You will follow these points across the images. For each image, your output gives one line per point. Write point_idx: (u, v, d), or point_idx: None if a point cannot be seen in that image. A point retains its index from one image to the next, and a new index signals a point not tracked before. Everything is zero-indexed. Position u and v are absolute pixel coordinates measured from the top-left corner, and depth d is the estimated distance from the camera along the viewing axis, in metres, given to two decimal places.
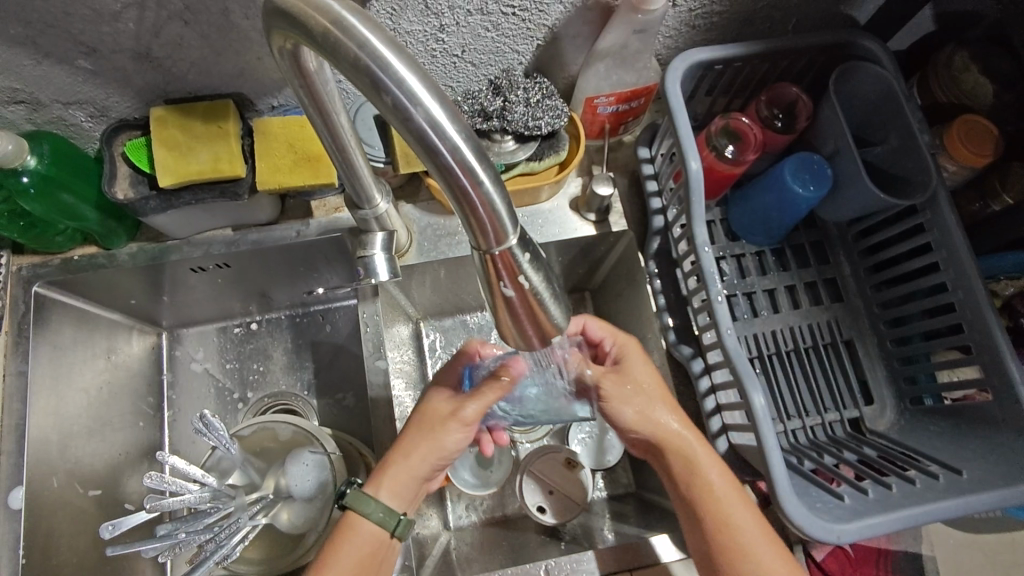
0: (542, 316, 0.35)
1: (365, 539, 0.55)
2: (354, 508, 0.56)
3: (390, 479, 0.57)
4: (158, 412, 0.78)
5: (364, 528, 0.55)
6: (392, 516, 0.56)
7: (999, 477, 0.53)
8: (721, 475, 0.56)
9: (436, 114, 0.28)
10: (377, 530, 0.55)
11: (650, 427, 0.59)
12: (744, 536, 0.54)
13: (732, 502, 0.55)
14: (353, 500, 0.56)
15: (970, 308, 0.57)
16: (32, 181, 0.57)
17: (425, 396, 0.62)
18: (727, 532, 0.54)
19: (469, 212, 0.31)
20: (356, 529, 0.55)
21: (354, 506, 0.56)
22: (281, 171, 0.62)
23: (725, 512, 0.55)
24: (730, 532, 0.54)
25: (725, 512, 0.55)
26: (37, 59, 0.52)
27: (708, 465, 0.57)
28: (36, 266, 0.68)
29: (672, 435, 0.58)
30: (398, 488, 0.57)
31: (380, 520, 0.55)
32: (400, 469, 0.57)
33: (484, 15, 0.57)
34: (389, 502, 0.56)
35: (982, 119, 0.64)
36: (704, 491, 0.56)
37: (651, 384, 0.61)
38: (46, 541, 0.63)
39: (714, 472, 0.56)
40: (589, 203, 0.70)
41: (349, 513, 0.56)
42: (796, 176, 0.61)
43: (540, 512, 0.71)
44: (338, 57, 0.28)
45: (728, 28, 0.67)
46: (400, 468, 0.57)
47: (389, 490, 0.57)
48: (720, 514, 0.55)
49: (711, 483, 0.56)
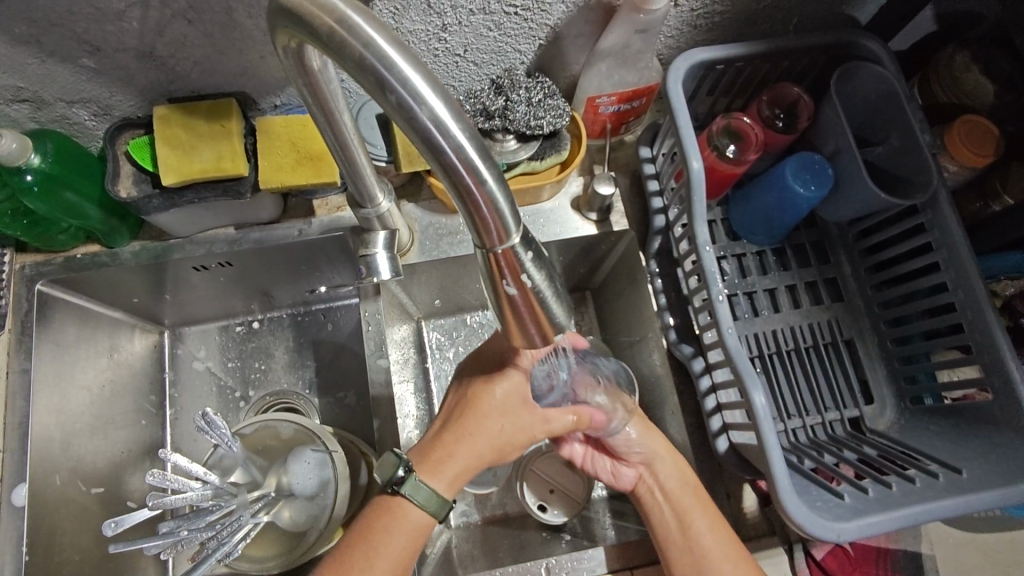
0: (543, 314, 0.35)
1: (412, 527, 0.54)
2: (413, 498, 0.54)
3: (454, 474, 0.55)
4: (161, 410, 0.79)
5: (416, 517, 0.54)
6: (443, 508, 0.55)
7: (998, 476, 0.53)
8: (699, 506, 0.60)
9: (439, 113, 0.28)
10: (427, 519, 0.54)
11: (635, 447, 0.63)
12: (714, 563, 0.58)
13: (707, 531, 0.59)
14: (411, 488, 0.54)
15: (970, 308, 0.57)
16: (36, 180, 0.58)
17: (501, 381, 0.57)
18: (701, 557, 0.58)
19: (473, 210, 0.31)
20: (405, 516, 0.54)
21: (409, 494, 0.54)
22: (283, 170, 0.62)
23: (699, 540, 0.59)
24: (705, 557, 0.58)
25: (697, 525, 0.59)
26: (41, 58, 0.52)
27: (689, 496, 0.61)
28: (39, 264, 0.68)
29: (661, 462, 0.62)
30: (458, 483, 0.55)
31: (433, 512, 0.54)
32: (467, 468, 0.55)
33: (486, 15, 0.57)
34: (448, 496, 0.55)
35: (983, 119, 0.64)
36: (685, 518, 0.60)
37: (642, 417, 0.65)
38: (49, 539, 0.63)
39: (694, 503, 0.60)
40: (590, 202, 0.71)
41: (399, 499, 0.54)
42: (798, 176, 0.61)
43: (540, 510, 0.71)
44: (342, 56, 0.28)
45: (730, 28, 0.67)
46: (467, 467, 0.55)
47: (451, 486, 0.55)
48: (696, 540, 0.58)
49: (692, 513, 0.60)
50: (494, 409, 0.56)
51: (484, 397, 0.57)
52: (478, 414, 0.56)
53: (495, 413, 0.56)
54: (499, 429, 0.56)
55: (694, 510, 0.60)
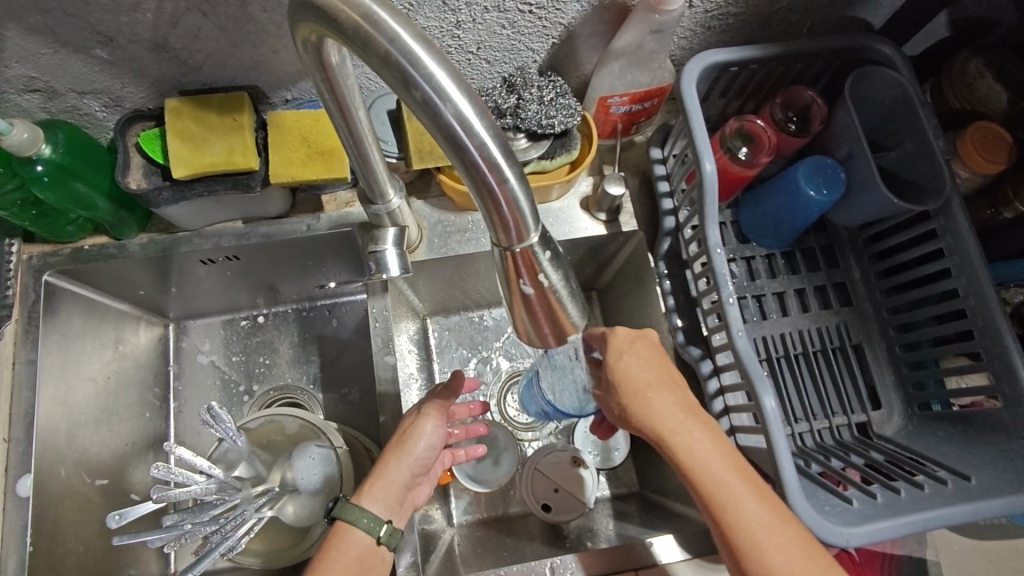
0: (560, 314, 0.35)
1: (356, 545, 0.55)
2: (341, 517, 0.56)
3: (373, 487, 0.57)
4: (164, 403, 0.79)
5: (354, 538, 0.55)
6: (379, 524, 0.56)
7: (1009, 484, 0.53)
8: (728, 470, 0.51)
9: (464, 110, 0.28)
10: (363, 536, 0.55)
11: (646, 419, 0.54)
12: (762, 536, 0.48)
13: (743, 497, 0.50)
14: (341, 510, 0.56)
15: (981, 316, 0.57)
16: (46, 170, 0.57)
17: (405, 415, 0.64)
18: (737, 532, 0.49)
19: (493, 209, 0.31)
20: (349, 539, 0.55)
21: (345, 517, 0.56)
22: (294, 165, 0.62)
23: (737, 509, 0.49)
24: (743, 531, 0.49)
25: (734, 506, 0.49)
26: (55, 48, 0.52)
27: (712, 462, 0.51)
28: (46, 254, 0.68)
29: (672, 424, 0.53)
30: (378, 492, 0.57)
31: (367, 527, 0.55)
32: (376, 474, 0.58)
33: (501, 12, 0.57)
34: (375, 509, 0.56)
35: (996, 125, 0.64)
36: (710, 480, 0.51)
37: (645, 375, 0.56)
38: (52, 530, 0.63)
39: (718, 468, 0.51)
40: (600, 203, 0.71)
41: (339, 524, 0.56)
42: (810, 179, 0.61)
43: (545, 510, 0.72)
44: (369, 52, 0.28)
45: (744, 29, 0.67)
46: (376, 474, 0.58)
47: (372, 497, 0.57)
48: (725, 512, 0.50)
49: (715, 479, 0.51)
50: (396, 431, 0.62)
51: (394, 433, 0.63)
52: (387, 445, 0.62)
53: (401, 433, 0.61)
54: (396, 437, 0.61)
55: (717, 476, 0.51)
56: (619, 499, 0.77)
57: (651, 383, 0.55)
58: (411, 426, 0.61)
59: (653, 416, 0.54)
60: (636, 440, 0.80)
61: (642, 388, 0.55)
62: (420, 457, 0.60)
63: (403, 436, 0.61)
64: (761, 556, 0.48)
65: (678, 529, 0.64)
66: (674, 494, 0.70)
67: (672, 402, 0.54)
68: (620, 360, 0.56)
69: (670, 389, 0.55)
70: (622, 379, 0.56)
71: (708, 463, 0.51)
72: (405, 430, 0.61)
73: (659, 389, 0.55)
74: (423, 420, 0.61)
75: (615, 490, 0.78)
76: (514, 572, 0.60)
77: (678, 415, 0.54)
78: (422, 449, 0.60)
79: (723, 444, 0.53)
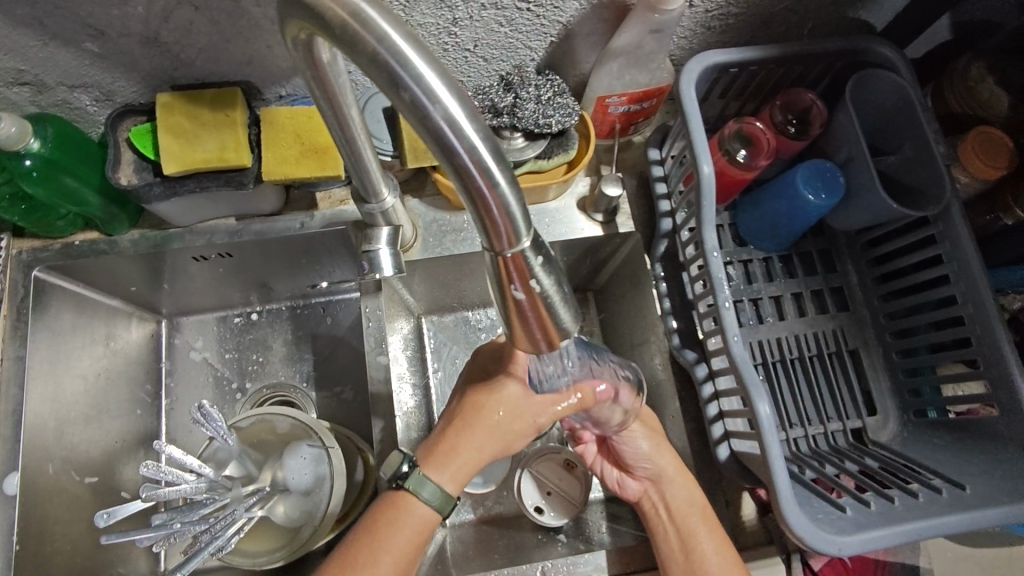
0: (549, 320, 0.34)
1: (416, 518, 0.56)
2: (418, 490, 0.56)
3: (466, 474, 0.58)
4: (156, 400, 0.78)
5: (420, 508, 0.56)
6: (449, 503, 0.57)
7: (1003, 494, 0.52)
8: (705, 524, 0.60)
9: (454, 113, 0.27)
10: (431, 513, 0.56)
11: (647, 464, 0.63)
12: None
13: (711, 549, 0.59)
14: (417, 484, 0.56)
15: (980, 322, 0.57)
16: (35, 164, 0.57)
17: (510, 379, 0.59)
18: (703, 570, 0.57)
19: (484, 214, 0.30)
20: (412, 510, 0.56)
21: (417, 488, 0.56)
22: (287, 162, 0.61)
23: (704, 554, 0.58)
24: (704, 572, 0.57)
25: (702, 551, 0.58)
26: (44, 40, 0.51)
27: (699, 525, 0.60)
28: (36, 250, 0.67)
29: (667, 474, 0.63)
30: (465, 479, 0.59)
31: (438, 506, 0.57)
32: (474, 462, 0.58)
33: (498, 10, 0.56)
34: (448, 483, 0.57)
35: (996, 131, 0.63)
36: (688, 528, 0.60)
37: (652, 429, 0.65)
38: (40, 528, 0.62)
39: (704, 531, 0.60)
40: (596, 203, 0.70)
41: (403, 492, 0.57)
42: (809, 182, 0.61)
43: (538, 512, 0.70)
44: (356, 50, 0.28)
45: (744, 30, 0.66)
46: (474, 461, 0.58)
47: (460, 484, 0.58)
48: (696, 550, 0.58)
49: (699, 540, 0.59)
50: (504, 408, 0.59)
51: (497, 401, 0.59)
52: (477, 408, 0.59)
53: (509, 417, 0.59)
54: (497, 418, 0.59)
55: (702, 537, 0.59)
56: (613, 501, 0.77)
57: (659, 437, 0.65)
58: (492, 393, 0.59)
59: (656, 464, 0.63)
60: None
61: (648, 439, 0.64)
62: (501, 429, 0.59)
63: (479, 404, 0.59)
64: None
65: None
66: None
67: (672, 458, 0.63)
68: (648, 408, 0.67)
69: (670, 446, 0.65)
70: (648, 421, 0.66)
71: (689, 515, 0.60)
72: (487, 395, 0.59)
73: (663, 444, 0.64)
74: (504, 385, 0.59)
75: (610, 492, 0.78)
76: None
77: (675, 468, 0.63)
78: (510, 429, 0.59)
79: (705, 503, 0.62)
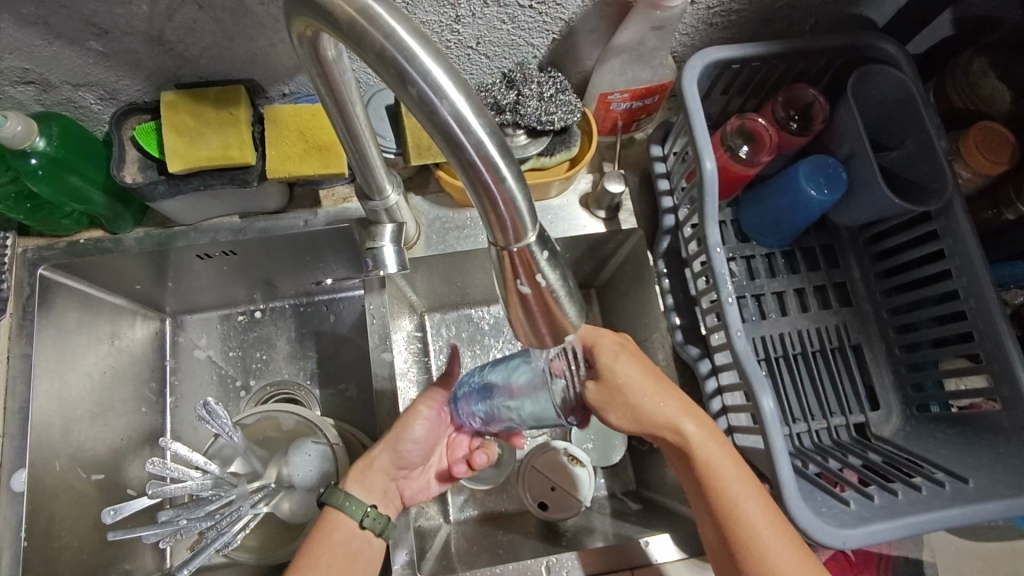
0: (559, 315, 0.34)
1: (341, 529, 0.56)
2: (329, 503, 0.57)
3: (359, 473, 0.60)
4: (161, 397, 0.78)
5: (341, 523, 0.56)
6: (360, 508, 0.57)
7: (1006, 487, 0.53)
8: (734, 467, 0.52)
9: (462, 110, 0.28)
10: (349, 522, 0.56)
11: (642, 420, 0.55)
12: (764, 532, 0.50)
13: (743, 496, 0.51)
14: (330, 497, 0.57)
15: (981, 317, 0.57)
16: (40, 163, 0.57)
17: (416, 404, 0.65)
18: (739, 525, 0.51)
19: (490, 209, 0.30)
20: (337, 523, 0.56)
21: (332, 502, 0.57)
22: (292, 160, 0.61)
23: (737, 506, 0.51)
24: (741, 527, 0.50)
25: (734, 503, 0.51)
26: (49, 40, 0.51)
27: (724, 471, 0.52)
28: (41, 248, 0.68)
29: (672, 423, 0.54)
30: (363, 480, 0.59)
31: (351, 511, 0.56)
32: (365, 462, 0.61)
33: (500, 7, 0.56)
34: (358, 493, 0.58)
35: (999, 126, 0.63)
36: (713, 482, 0.52)
37: (640, 378, 0.55)
38: (47, 525, 0.63)
39: (730, 476, 0.52)
40: (600, 200, 0.70)
41: (327, 509, 0.57)
42: (811, 178, 0.61)
43: (541, 509, 0.72)
44: (364, 47, 0.28)
45: (747, 27, 0.66)
46: (365, 461, 0.61)
47: (358, 482, 0.59)
48: (727, 504, 0.51)
49: (729, 489, 0.51)
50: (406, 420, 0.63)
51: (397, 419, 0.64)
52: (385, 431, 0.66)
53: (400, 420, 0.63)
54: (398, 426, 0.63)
55: (732, 486, 0.51)
56: (617, 496, 0.77)
57: (648, 381, 0.55)
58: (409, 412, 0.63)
59: (652, 416, 0.54)
60: (634, 438, 0.80)
61: (641, 392, 0.54)
62: (392, 436, 0.62)
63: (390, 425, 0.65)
64: (772, 568, 0.49)
65: (676, 529, 0.64)
66: (670, 492, 0.70)
67: (669, 404, 0.54)
68: (612, 363, 0.55)
69: (661, 388, 0.55)
70: (620, 384, 0.54)
71: (711, 464, 0.52)
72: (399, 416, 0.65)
73: (656, 391, 0.55)
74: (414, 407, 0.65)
75: (613, 488, 0.78)
76: (510, 571, 0.60)
77: (677, 414, 0.54)
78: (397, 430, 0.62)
79: (723, 445, 0.54)
